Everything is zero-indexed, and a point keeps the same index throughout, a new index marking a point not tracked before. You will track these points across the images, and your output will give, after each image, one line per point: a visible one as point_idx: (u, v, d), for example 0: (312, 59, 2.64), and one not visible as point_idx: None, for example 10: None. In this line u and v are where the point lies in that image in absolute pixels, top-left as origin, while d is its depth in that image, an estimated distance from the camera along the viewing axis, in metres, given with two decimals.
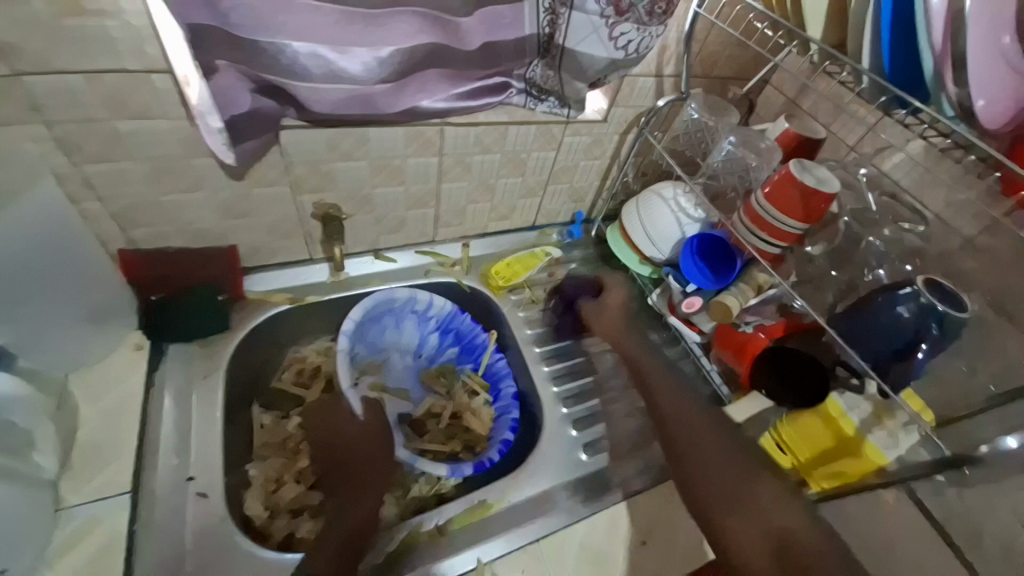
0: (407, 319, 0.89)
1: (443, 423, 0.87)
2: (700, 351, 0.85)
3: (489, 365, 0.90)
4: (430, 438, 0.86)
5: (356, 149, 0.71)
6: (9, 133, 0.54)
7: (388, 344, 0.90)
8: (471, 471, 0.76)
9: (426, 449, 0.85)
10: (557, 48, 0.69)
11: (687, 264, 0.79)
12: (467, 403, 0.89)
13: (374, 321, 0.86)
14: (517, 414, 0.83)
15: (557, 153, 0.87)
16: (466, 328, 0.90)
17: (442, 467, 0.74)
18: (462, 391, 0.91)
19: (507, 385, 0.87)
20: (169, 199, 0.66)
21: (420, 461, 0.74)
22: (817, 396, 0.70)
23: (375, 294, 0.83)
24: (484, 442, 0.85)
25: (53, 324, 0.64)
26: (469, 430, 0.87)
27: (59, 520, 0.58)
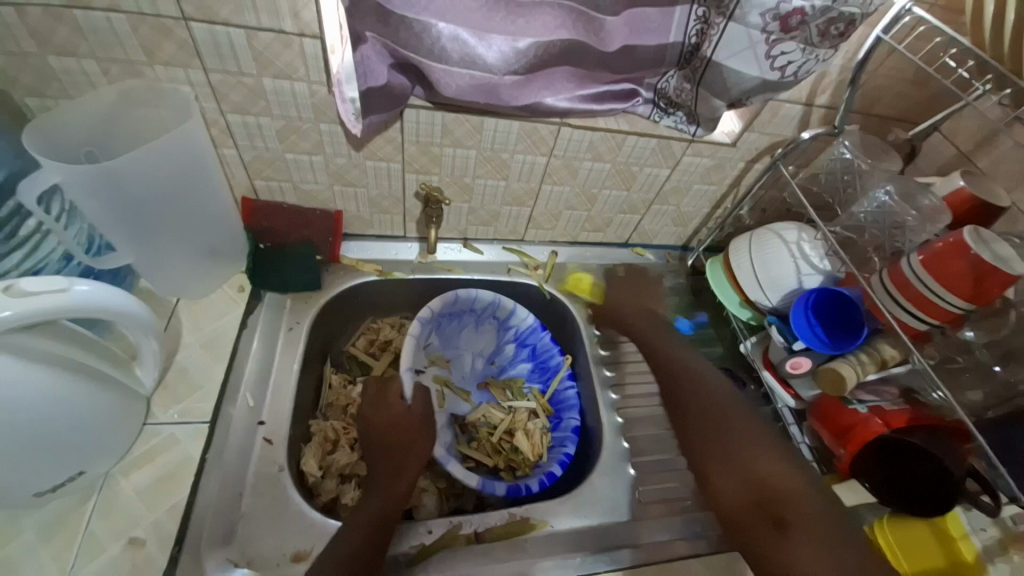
0: (487, 322, 0.87)
1: (495, 435, 0.82)
2: (790, 419, 0.76)
3: (558, 392, 0.86)
4: (478, 445, 0.82)
5: (468, 138, 0.69)
6: (172, 74, 0.58)
7: (462, 342, 0.88)
8: (504, 491, 0.69)
9: (469, 455, 0.81)
10: (701, 59, 0.63)
11: (796, 318, 0.68)
12: (524, 421, 0.83)
13: (454, 316, 0.84)
14: (571, 450, 0.78)
15: (672, 171, 0.80)
16: (544, 347, 0.87)
17: (473, 478, 0.68)
18: (523, 407, 0.86)
19: (570, 417, 0.82)
20: (292, 157, 0.69)
21: (453, 464, 0.69)
22: (940, 500, 0.59)
23: (458, 291, 0.81)
24: (527, 468, 0.79)
25: (175, 255, 0.68)
26: (518, 451, 0.81)
27: (146, 432, 0.61)
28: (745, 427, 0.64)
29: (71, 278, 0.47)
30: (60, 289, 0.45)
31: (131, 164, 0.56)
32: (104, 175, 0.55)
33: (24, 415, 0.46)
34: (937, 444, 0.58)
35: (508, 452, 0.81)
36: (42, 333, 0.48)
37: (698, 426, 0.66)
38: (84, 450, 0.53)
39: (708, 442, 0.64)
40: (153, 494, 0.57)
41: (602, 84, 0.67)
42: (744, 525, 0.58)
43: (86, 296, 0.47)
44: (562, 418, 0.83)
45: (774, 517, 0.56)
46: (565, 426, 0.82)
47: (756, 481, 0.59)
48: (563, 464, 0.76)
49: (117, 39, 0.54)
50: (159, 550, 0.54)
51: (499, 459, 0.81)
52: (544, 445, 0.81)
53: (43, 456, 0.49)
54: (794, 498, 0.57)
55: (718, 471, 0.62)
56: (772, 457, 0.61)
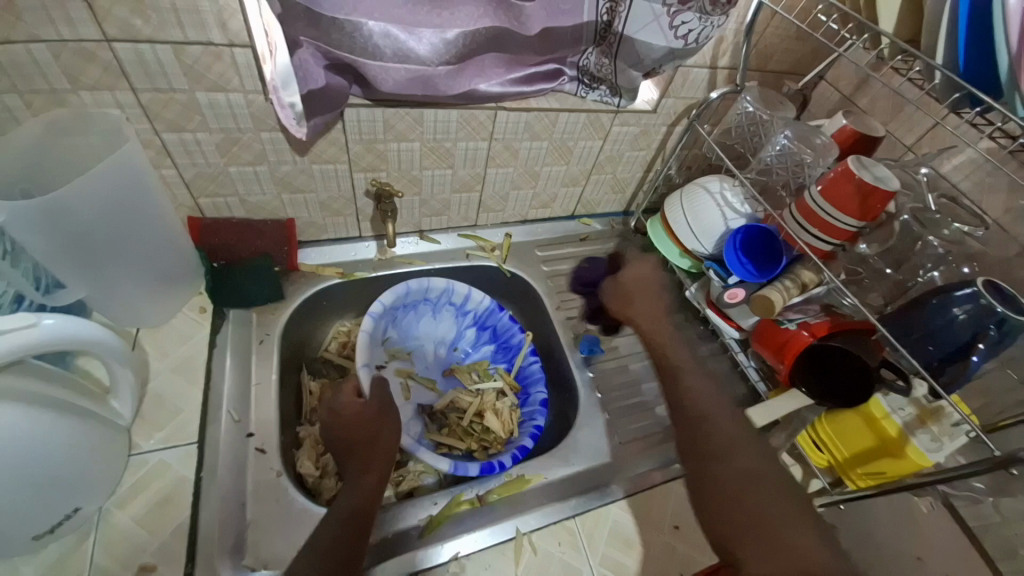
0: (444, 309, 0.92)
1: (466, 419, 0.86)
2: (737, 348, 0.87)
3: (523, 368, 0.90)
4: (449, 431, 0.86)
5: (411, 130, 0.72)
6: (99, 99, 0.57)
7: (421, 332, 0.93)
8: (477, 471, 0.72)
9: (441, 442, 0.84)
10: (615, 36, 0.70)
11: (730, 260, 0.78)
12: (492, 402, 0.87)
13: (409, 307, 0.89)
14: (541, 422, 0.82)
15: (604, 142, 0.87)
16: (503, 326, 0.92)
17: (444, 462, 0.72)
18: (490, 388, 0.89)
19: (536, 390, 0.87)
20: (236, 170, 0.69)
21: (422, 450, 0.73)
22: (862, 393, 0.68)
23: (410, 283, 0.87)
24: (499, 444, 0.83)
25: (129, 282, 0.66)
26: (489, 431, 0.84)
27: (133, 463, 0.60)
28: (792, 528, 0.52)
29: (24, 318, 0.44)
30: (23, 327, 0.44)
31: (75, 189, 0.55)
32: (50, 206, 0.54)
33: (10, 452, 0.46)
34: (855, 344, 0.68)
35: (480, 434, 0.85)
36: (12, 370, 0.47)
37: (728, 512, 0.55)
38: (76, 485, 0.53)
39: (756, 537, 0.52)
40: (153, 519, 0.57)
41: (528, 67, 0.73)
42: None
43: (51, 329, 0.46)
44: (530, 393, 0.88)
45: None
46: (532, 400, 0.87)
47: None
48: (535, 437, 0.80)
49: (38, 69, 0.53)
50: (171, 570, 0.54)
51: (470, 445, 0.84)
52: (514, 422, 0.86)
53: (33, 498, 0.48)
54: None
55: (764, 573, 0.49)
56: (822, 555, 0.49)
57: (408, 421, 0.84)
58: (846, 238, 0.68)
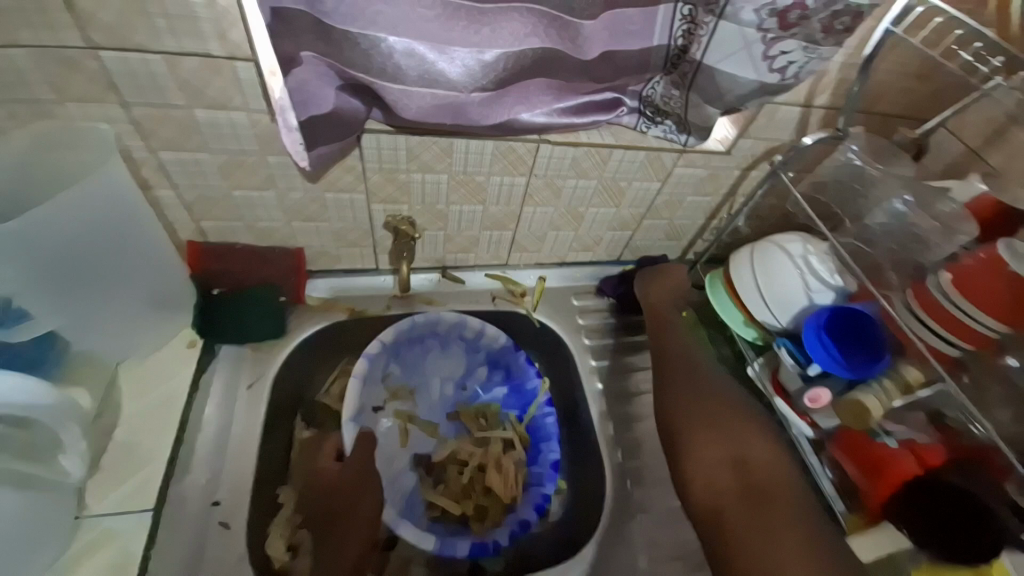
0: (454, 344, 0.80)
1: (465, 475, 0.74)
2: (808, 449, 0.71)
3: (536, 419, 0.77)
4: (445, 489, 0.74)
5: (437, 162, 0.62)
6: (89, 112, 0.51)
7: (428, 368, 0.80)
8: (466, 552, 0.64)
9: (434, 502, 0.72)
10: (690, 64, 0.58)
11: (809, 340, 0.64)
12: (496, 456, 0.75)
13: (415, 342, 0.78)
14: (549, 490, 0.71)
15: (663, 184, 0.74)
16: (518, 367, 0.79)
17: (431, 540, 0.63)
18: (497, 438, 0.77)
19: (547, 449, 0.74)
20: (240, 194, 0.62)
21: (403, 527, 0.62)
22: (966, 549, 0.54)
23: (415, 317, 0.76)
24: (498, 516, 0.71)
25: (114, 311, 0.60)
26: (490, 492, 0.73)
27: (80, 528, 0.53)
28: (749, 425, 0.67)
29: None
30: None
31: (43, 219, 0.48)
32: (12, 240, 0.47)
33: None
34: (972, 485, 0.56)
35: (478, 494, 0.73)
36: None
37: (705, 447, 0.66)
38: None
39: (686, 438, 0.68)
40: None
41: (583, 94, 0.61)
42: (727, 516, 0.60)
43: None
44: (540, 450, 0.75)
45: (741, 476, 0.63)
46: (543, 459, 0.74)
47: (731, 450, 0.65)
48: (540, 509, 0.70)
49: (21, 77, 0.46)
50: None
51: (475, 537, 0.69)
52: (519, 482, 0.74)
53: None
54: (773, 489, 0.61)
55: (690, 454, 0.67)
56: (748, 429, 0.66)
57: (398, 475, 0.74)
58: (983, 344, 0.54)
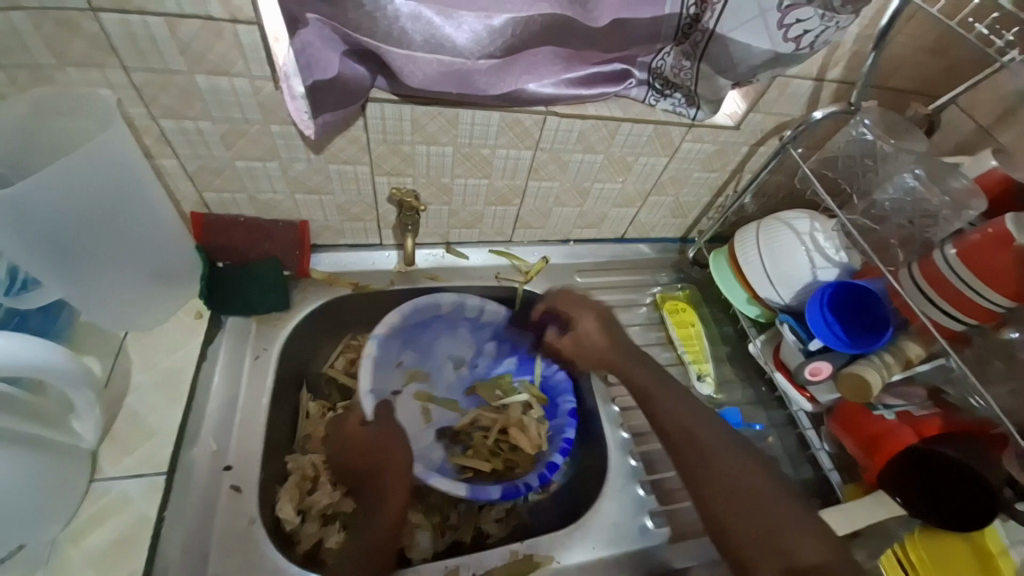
0: (459, 325, 0.80)
1: (490, 438, 0.76)
2: (807, 423, 0.73)
3: (549, 378, 0.80)
4: (474, 452, 0.75)
5: (443, 133, 0.62)
6: (88, 77, 0.49)
7: (438, 352, 0.81)
8: (498, 495, 0.65)
9: (465, 466, 0.74)
10: (702, 33, 0.57)
11: (813, 315, 0.66)
12: (518, 417, 0.76)
13: (419, 327, 0.77)
14: (572, 435, 0.72)
15: (670, 160, 0.74)
16: (525, 336, 0.80)
17: (462, 488, 0.64)
18: (515, 402, 0.79)
19: (564, 401, 0.76)
20: (243, 165, 0.61)
21: (436, 478, 0.64)
22: (977, 518, 0.56)
23: (416, 301, 0.74)
24: (527, 464, 0.74)
25: (120, 284, 0.60)
26: (516, 450, 0.75)
27: (95, 491, 0.54)
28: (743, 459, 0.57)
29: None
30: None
31: (37, 189, 0.48)
32: (7, 210, 0.47)
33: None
34: (972, 455, 0.56)
35: (505, 452, 0.75)
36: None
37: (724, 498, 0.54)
38: (15, 522, 0.47)
39: (681, 448, 0.58)
40: (103, 562, 0.51)
41: (589, 65, 0.60)
42: (737, 548, 0.52)
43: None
44: (557, 403, 0.77)
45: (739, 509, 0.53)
46: (560, 412, 0.76)
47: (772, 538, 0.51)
48: (564, 452, 0.70)
49: (17, 39, 0.45)
50: None
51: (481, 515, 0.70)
52: (542, 436, 0.75)
53: None
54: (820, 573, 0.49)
55: (691, 463, 0.57)
56: (735, 454, 0.57)
57: (427, 448, 0.75)
58: (988, 319, 0.55)
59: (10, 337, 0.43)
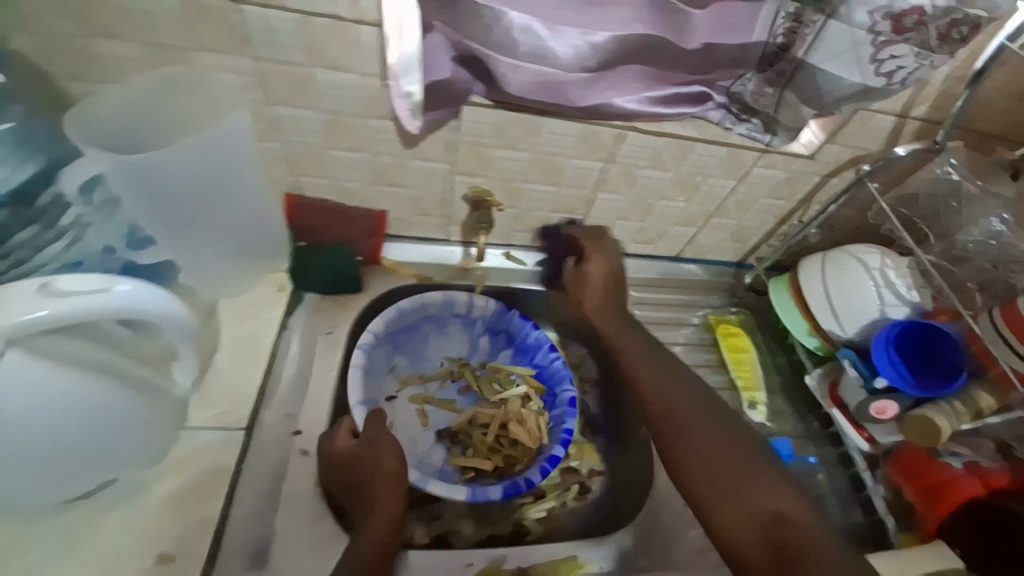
0: (450, 323, 0.81)
1: (490, 436, 0.74)
2: (863, 464, 0.71)
3: (545, 367, 0.79)
4: (475, 452, 0.74)
5: (524, 140, 0.65)
6: (218, 63, 0.54)
7: (432, 353, 0.81)
8: (499, 496, 0.65)
9: (467, 466, 0.73)
10: (790, 62, 0.59)
11: (878, 354, 0.64)
12: (517, 411, 0.75)
13: (408, 330, 0.78)
14: (571, 426, 0.72)
15: (739, 184, 0.74)
16: (517, 328, 0.80)
17: (461, 491, 0.64)
18: (513, 396, 0.78)
19: (564, 390, 0.76)
20: (337, 154, 0.66)
21: (432, 484, 0.63)
22: None
23: (400, 304, 0.76)
24: (527, 459, 0.73)
25: (217, 252, 0.65)
26: (516, 446, 0.74)
27: (180, 438, 0.59)
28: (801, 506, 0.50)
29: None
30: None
31: (159, 162, 0.54)
32: (135, 171, 0.53)
33: (41, 424, 0.45)
34: None
35: (505, 448, 0.74)
36: (54, 333, 0.45)
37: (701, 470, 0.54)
38: (113, 455, 0.52)
39: (709, 489, 0.53)
40: (186, 503, 0.56)
41: (672, 85, 0.61)
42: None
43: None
44: (556, 394, 0.77)
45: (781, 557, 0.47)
46: (560, 402, 0.76)
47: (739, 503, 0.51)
48: (564, 444, 0.70)
49: (169, 23, 0.51)
50: (189, 565, 0.53)
51: (522, 508, 0.72)
52: (542, 429, 0.74)
53: (66, 455, 0.48)
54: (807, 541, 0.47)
55: (711, 500, 0.53)
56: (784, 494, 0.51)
57: (428, 450, 0.75)
58: None
59: (145, 286, 0.46)
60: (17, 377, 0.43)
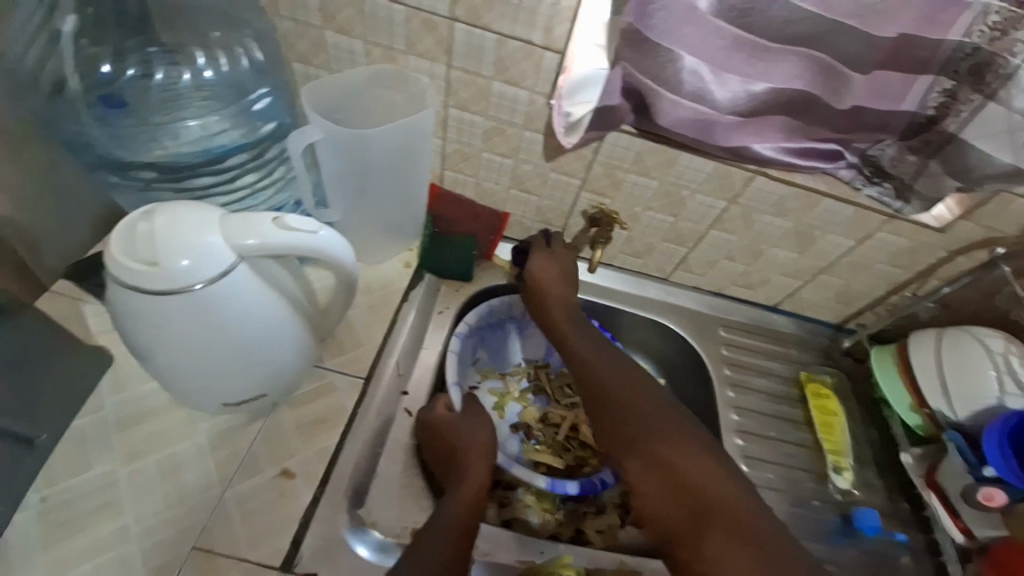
0: (530, 325, 0.84)
1: (560, 434, 0.78)
2: (952, 554, 0.68)
3: None
4: (545, 447, 0.78)
5: (658, 169, 0.70)
6: (420, 66, 0.65)
7: (511, 351, 0.85)
8: (576, 489, 0.68)
9: (538, 461, 0.76)
10: (942, 134, 0.62)
11: (990, 441, 0.63)
12: (587, 415, 0.79)
13: (494, 328, 0.82)
14: None
15: (858, 245, 0.75)
16: None
17: (541, 479, 0.68)
18: (584, 400, 0.81)
19: None
20: (487, 156, 0.74)
21: (516, 468, 0.69)
22: None
23: (492, 302, 0.80)
24: (596, 461, 0.77)
25: (368, 222, 0.74)
26: (585, 447, 0.78)
27: (314, 373, 0.67)
28: (730, 482, 0.55)
29: (224, 224, 0.47)
30: (147, 234, 0.46)
31: (381, 139, 0.65)
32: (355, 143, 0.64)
33: (242, 331, 0.51)
34: None
35: (573, 449, 0.78)
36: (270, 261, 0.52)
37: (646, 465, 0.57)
38: (268, 375, 0.57)
39: (634, 463, 0.57)
40: (308, 430, 0.63)
41: (811, 140, 0.65)
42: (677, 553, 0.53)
43: (167, 261, 0.45)
44: None
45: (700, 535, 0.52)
46: None
47: (666, 488, 0.55)
48: None
49: (393, 29, 0.62)
50: (304, 485, 0.59)
51: (585, 518, 0.73)
52: None
53: (240, 365, 0.54)
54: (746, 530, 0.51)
55: (640, 479, 0.56)
56: (715, 478, 0.55)
57: (504, 440, 0.77)
58: None
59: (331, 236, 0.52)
60: (237, 290, 0.49)
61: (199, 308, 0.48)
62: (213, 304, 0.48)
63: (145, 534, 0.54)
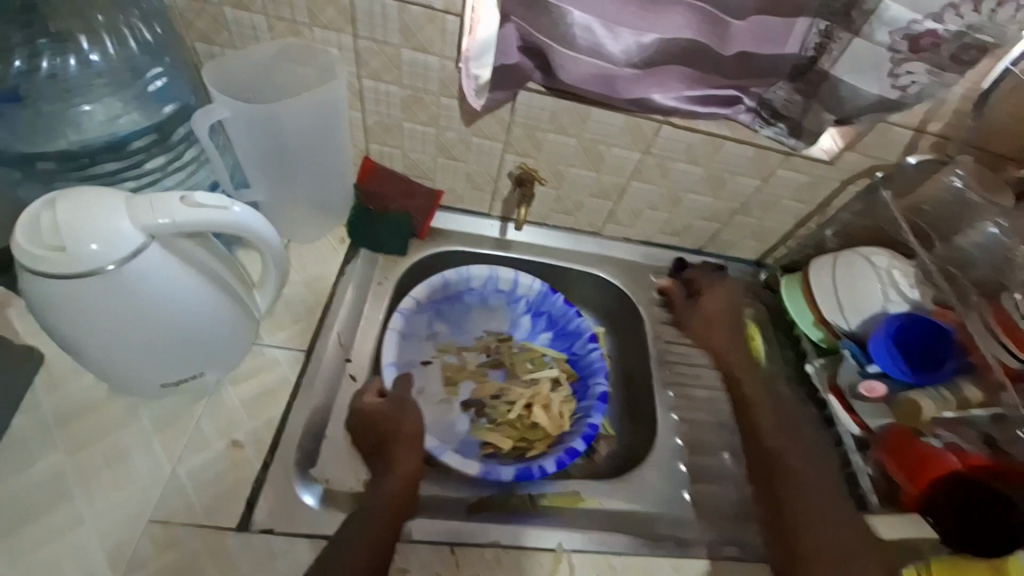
0: (494, 298, 0.88)
1: (513, 412, 0.80)
2: (852, 446, 0.73)
3: (584, 355, 0.85)
4: (497, 426, 0.80)
5: (573, 126, 0.73)
6: (326, 37, 0.65)
7: (472, 324, 0.89)
8: (511, 475, 0.69)
9: (486, 440, 0.78)
10: (818, 74, 0.66)
11: (878, 344, 0.73)
12: (545, 395, 0.81)
13: (450, 301, 0.86)
14: (595, 421, 0.76)
15: (763, 183, 0.81)
16: (559, 311, 0.87)
17: (475, 467, 0.68)
18: (545, 378, 0.84)
19: (597, 384, 0.81)
20: (408, 126, 0.75)
21: (446, 455, 0.69)
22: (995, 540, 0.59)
23: (445, 277, 0.83)
24: (544, 445, 0.78)
25: (295, 199, 0.76)
26: (535, 428, 0.79)
27: (255, 350, 0.69)
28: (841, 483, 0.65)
29: (130, 205, 0.48)
30: (51, 222, 0.46)
31: (288, 112, 0.66)
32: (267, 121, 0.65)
33: (170, 311, 0.52)
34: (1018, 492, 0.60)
35: (525, 430, 0.79)
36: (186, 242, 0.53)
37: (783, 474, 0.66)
38: (204, 354, 0.59)
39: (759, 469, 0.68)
40: (254, 404, 0.65)
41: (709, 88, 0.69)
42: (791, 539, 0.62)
43: (74, 245, 0.45)
44: (588, 385, 0.82)
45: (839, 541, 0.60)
46: (591, 394, 0.81)
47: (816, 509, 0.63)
48: (586, 438, 0.74)
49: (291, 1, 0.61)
50: (253, 453, 0.62)
51: None
52: (569, 416, 0.80)
53: (174, 347, 0.56)
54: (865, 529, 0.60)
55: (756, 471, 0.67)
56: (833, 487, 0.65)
57: (456, 419, 0.80)
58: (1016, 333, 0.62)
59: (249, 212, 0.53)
60: (156, 270, 0.50)
61: (119, 291, 0.48)
62: (133, 287, 0.49)
63: (96, 516, 0.56)
